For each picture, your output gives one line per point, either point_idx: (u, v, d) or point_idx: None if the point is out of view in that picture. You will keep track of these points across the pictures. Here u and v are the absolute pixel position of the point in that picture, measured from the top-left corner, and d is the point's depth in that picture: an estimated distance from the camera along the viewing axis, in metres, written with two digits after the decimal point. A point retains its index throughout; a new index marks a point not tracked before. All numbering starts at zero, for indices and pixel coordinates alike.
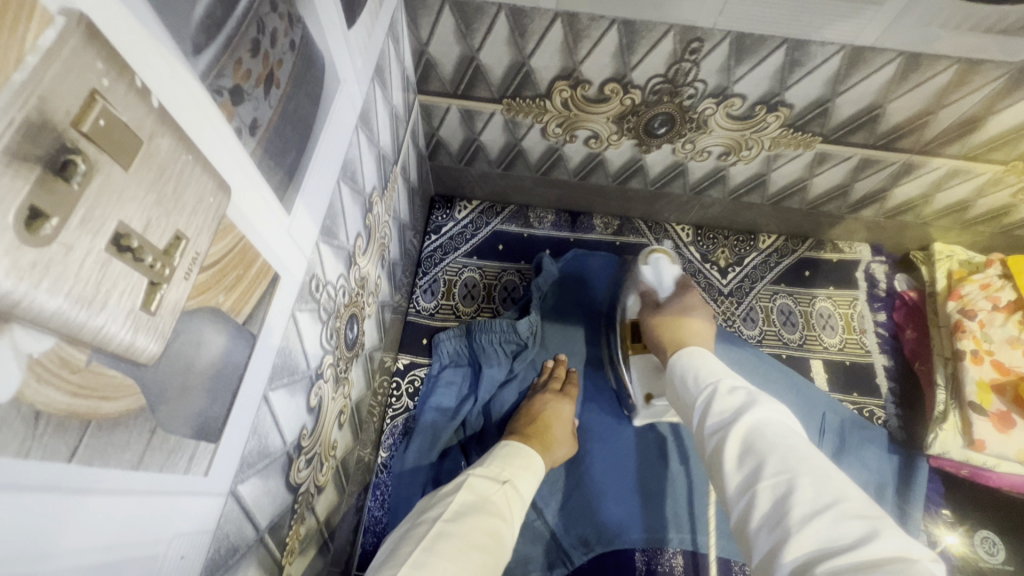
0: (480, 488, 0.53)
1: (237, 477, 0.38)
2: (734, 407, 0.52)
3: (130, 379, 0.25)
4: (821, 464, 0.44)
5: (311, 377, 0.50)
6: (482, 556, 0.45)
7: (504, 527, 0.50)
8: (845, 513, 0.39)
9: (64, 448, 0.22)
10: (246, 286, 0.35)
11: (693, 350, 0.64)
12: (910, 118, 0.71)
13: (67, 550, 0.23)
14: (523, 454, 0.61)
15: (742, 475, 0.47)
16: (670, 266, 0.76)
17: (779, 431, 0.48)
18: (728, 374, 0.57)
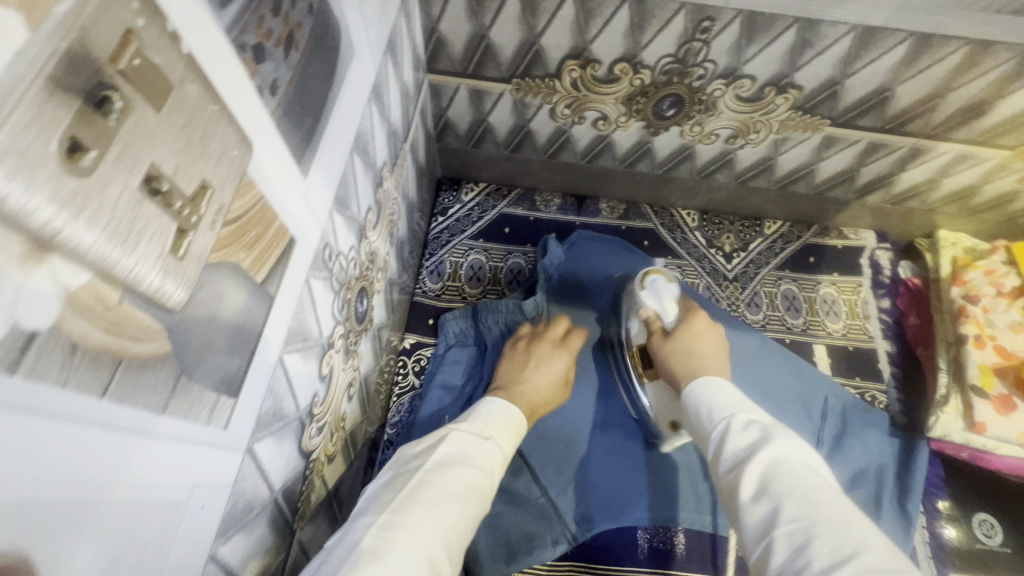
0: (462, 442, 0.53)
1: (253, 436, 0.39)
2: (749, 444, 0.49)
3: (158, 323, 0.26)
4: (844, 510, 0.41)
5: (323, 345, 0.50)
6: (459, 506, 0.46)
7: (486, 480, 0.51)
8: (867, 566, 0.36)
9: (97, 383, 0.23)
10: (264, 246, 0.36)
11: (708, 380, 0.61)
12: (919, 101, 0.71)
13: (97, 484, 0.24)
14: (512, 415, 0.61)
15: (759, 516, 0.44)
16: (666, 287, 0.78)
17: (798, 471, 0.45)
18: (744, 407, 0.55)
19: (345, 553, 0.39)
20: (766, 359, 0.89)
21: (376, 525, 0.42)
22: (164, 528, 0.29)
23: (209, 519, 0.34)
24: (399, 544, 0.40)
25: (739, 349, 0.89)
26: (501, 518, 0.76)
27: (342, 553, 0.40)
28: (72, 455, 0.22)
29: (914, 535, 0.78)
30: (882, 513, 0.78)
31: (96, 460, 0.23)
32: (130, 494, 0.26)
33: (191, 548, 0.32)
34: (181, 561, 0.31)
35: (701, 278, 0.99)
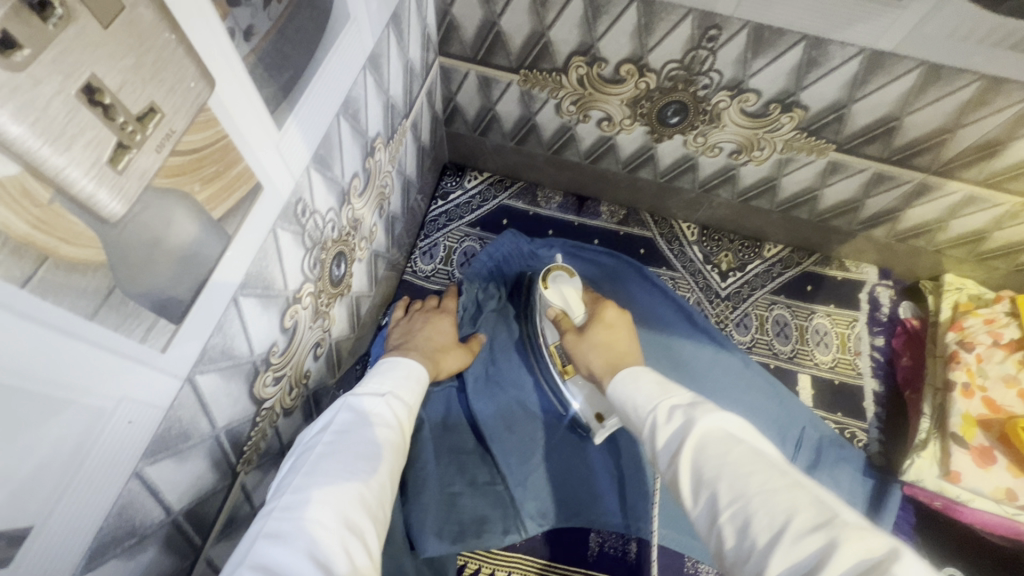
0: (361, 404, 0.58)
1: (196, 367, 0.40)
2: (677, 431, 0.51)
3: (92, 231, 0.27)
4: (772, 475, 0.43)
5: (287, 299, 0.52)
6: (368, 465, 0.51)
7: (393, 434, 0.57)
8: (800, 531, 0.38)
9: (18, 273, 0.24)
10: (225, 184, 0.37)
11: (629, 371, 0.62)
12: (928, 134, 0.69)
13: (8, 368, 0.25)
14: (414, 371, 0.68)
15: (704, 506, 0.45)
16: (568, 283, 0.79)
17: (722, 446, 0.47)
18: (663, 393, 0.56)
19: (250, 541, 0.43)
20: (749, 382, 0.87)
21: (279, 510, 0.45)
22: (84, 432, 0.31)
23: (134, 438, 0.35)
24: (304, 519, 0.44)
25: (723, 370, 0.88)
26: (458, 497, 0.75)
27: (250, 548, 0.42)
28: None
29: None
30: None
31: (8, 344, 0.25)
32: (44, 387, 0.27)
33: (109, 462, 0.34)
34: (98, 469, 0.33)
35: (692, 292, 0.98)
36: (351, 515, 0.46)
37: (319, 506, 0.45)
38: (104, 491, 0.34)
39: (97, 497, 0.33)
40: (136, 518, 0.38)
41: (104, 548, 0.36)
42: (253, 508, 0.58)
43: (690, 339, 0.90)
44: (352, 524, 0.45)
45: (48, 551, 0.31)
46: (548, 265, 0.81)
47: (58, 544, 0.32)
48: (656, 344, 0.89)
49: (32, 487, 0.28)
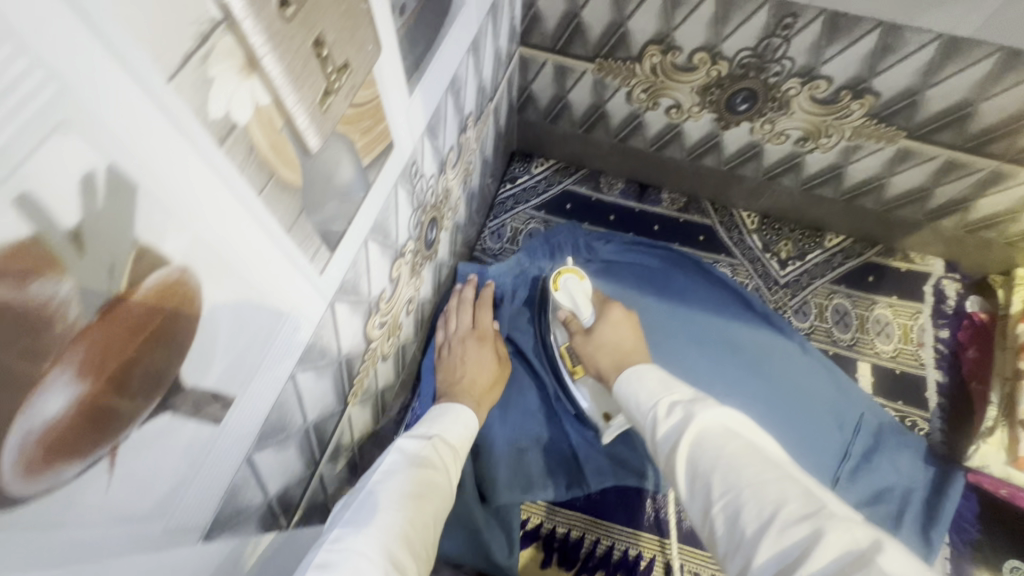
0: (409, 447, 0.56)
1: (337, 295, 0.47)
2: (674, 424, 0.53)
3: (299, 160, 0.34)
4: (764, 468, 0.46)
5: (396, 250, 0.59)
6: (414, 505, 0.49)
7: (440, 477, 0.54)
8: (788, 522, 0.41)
9: (257, 183, 0.31)
10: (373, 138, 0.44)
11: (636, 367, 0.65)
12: (1003, 121, 0.70)
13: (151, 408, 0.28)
14: (463, 417, 0.67)
15: (699, 498, 0.48)
16: (578, 285, 0.81)
17: (720, 439, 0.49)
18: (665, 389, 0.59)
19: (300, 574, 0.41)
20: (807, 366, 0.90)
21: (330, 544, 0.44)
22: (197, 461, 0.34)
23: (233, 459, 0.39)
24: (352, 552, 0.43)
25: (776, 353, 0.92)
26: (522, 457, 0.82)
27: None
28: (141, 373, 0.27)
29: (933, 561, 0.78)
30: (899, 534, 0.78)
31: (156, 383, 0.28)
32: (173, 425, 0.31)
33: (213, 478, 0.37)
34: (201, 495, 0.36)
35: (751, 279, 1.01)
36: (395, 549, 0.44)
37: (366, 539, 0.44)
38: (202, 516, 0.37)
39: (259, 407, 0.39)
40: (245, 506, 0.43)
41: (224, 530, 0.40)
42: (351, 441, 0.64)
43: (748, 322, 0.94)
44: (396, 560, 0.43)
45: (224, 449, 0.37)
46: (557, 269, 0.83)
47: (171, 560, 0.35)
48: (679, 321, 0.93)
49: (232, 373, 0.35)
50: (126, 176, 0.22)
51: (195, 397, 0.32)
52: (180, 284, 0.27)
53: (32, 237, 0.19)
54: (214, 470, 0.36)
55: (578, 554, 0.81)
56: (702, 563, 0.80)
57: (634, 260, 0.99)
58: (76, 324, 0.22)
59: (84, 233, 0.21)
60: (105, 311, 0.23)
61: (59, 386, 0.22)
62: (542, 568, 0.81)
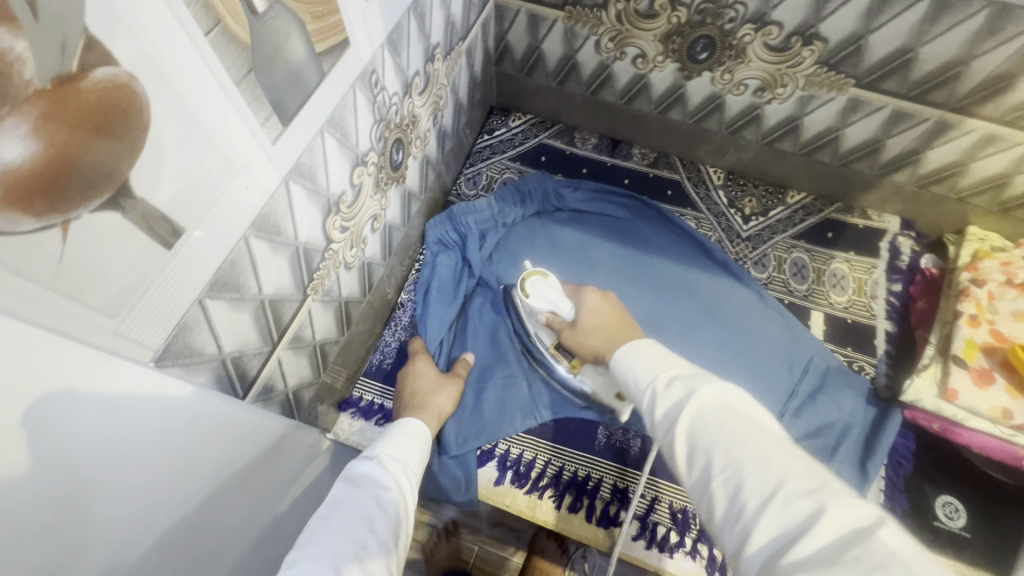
0: (355, 471, 0.55)
1: (291, 174, 0.52)
2: (675, 402, 0.49)
3: (245, 17, 0.39)
4: (767, 442, 0.43)
5: (357, 157, 0.63)
6: (362, 524, 0.48)
7: (390, 494, 0.53)
8: (790, 495, 0.38)
9: (204, 23, 0.36)
10: (326, 27, 0.49)
11: (632, 344, 0.58)
12: (942, 67, 0.74)
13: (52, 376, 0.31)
14: (412, 429, 0.65)
15: (697, 475, 0.45)
16: (546, 284, 0.79)
17: (719, 415, 0.46)
18: (665, 364, 0.54)
19: None
20: (761, 312, 0.94)
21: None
22: (125, 422, 0.37)
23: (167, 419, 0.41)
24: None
25: (732, 299, 0.95)
26: (483, 392, 0.88)
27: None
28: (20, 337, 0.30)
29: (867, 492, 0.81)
30: (833, 463, 0.82)
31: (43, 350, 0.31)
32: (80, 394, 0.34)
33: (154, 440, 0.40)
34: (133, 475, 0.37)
35: (714, 232, 1.04)
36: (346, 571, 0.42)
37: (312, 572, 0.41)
38: (144, 494, 0.38)
39: (211, 251, 0.45)
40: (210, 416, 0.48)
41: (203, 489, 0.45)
42: (313, 339, 0.69)
43: (708, 271, 0.97)
44: None
45: (174, 278, 0.42)
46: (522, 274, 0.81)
47: (131, 533, 0.37)
48: (641, 268, 0.98)
49: (182, 204, 0.40)
50: None
51: (144, 210, 0.37)
52: (127, 89, 0.32)
53: None
54: (162, 298, 0.41)
55: (532, 473, 0.84)
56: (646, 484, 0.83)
57: (603, 212, 1.04)
58: (29, 85, 0.27)
59: (38, 2, 0.26)
60: (55, 84, 0.28)
61: (15, 137, 0.27)
62: (495, 484, 0.83)
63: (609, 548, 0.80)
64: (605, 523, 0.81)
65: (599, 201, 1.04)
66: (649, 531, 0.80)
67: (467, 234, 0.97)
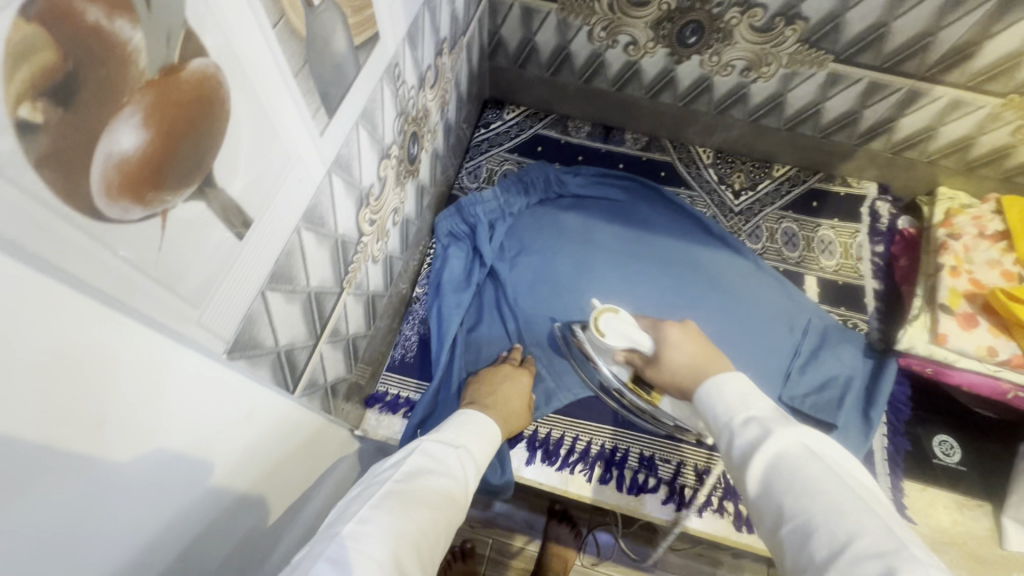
0: (433, 452, 0.60)
1: (334, 166, 0.53)
2: (748, 441, 0.51)
3: (303, 9, 0.41)
4: (846, 496, 0.44)
5: (383, 149, 0.65)
6: (429, 513, 0.52)
7: (457, 490, 0.57)
8: (860, 554, 0.39)
9: (272, 15, 0.37)
10: (363, 21, 0.50)
11: (714, 380, 0.60)
12: (913, 39, 0.81)
13: (129, 393, 0.34)
14: (489, 430, 0.69)
15: (768, 512, 0.47)
16: (620, 322, 0.79)
17: (798, 463, 0.47)
18: (743, 403, 0.55)
19: (312, 561, 0.43)
20: (760, 280, 0.99)
21: (341, 536, 0.46)
22: (172, 453, 0.40)
23: (194, 478, 0.43)
24: (362, 555, 0.44)
25: (733, 270, 1.00)
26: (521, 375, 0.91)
27: (309, 570, 0.42)
28: (126, 363, 0.33)
29: (871, 438, 0.87)
30: (840, 416, 0.87)
31: (138, 376, 0.34)
32: (146, 425, 0.36)
33: (173, 495, 0.41)
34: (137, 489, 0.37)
35: (709, 208, 1.09)
36: (404, 559, 0.46)
37: (377, 541, 0.46)
38: (137, 510, 0.38)
39: (272, 241, 0.45)
40: (252, 408, 0.50)
41: (197, 540, 0.46)
42: (347, 333, 0.70)
43: (706, 245, 1.02)
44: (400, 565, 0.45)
45: (244, 269, 0.43)
46: (593, 313, 0.81)
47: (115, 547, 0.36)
48: (643, 246, 1.02)
49: (251, 194, 0.40)
50: None
51: (223, 201, 0.38)
52: (214, 80, 0.33)
53: None
54: (233, 292, 0.42)
55: (561, 450, 0.87)
56: (670, 451, 0.87)
57: (603, 197, 1.07)
58: (143, 75, 0.28)
59: None
60: (162, 75, 0.29)
61: (129, 126, 0.28)
62: (526, 464, 0.86)
63: (639, 513, 0.83)
64: (636, 490, 0.84)
65: (599, 184, 1.08)
66: (677, 494, 0.84)
67: (476, 224, 0.99)
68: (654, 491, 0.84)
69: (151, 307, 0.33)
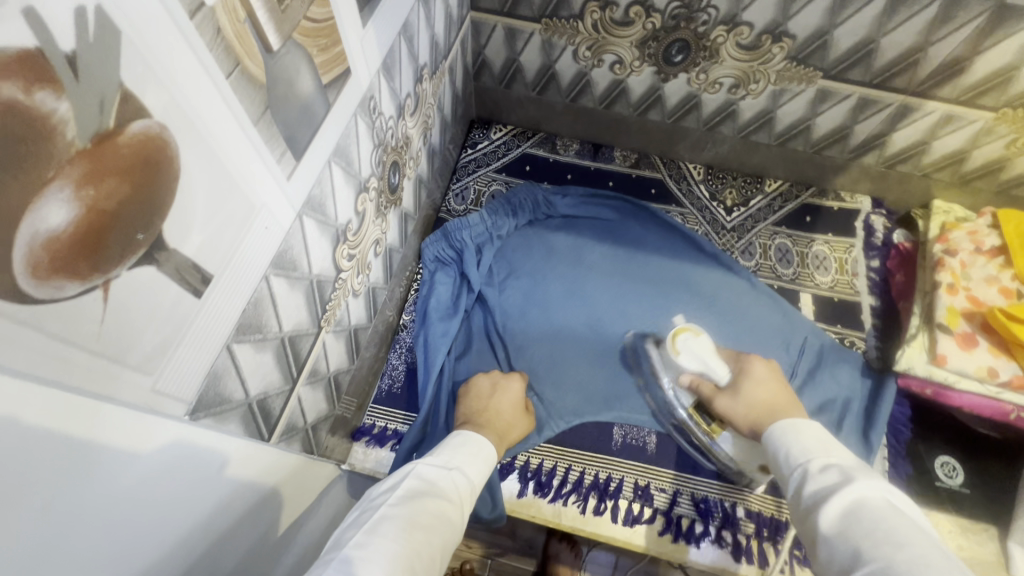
0: (427, 474, 0.57)
1: (305, 208, 0.51)
2: (828, 485, 0.48)
3: (261, 55, 0.39)
4: (931, 552, 0.39)
5: (360, 183, 0.63)
6: (423, 534, 0.49)
7: (452, 511, 0.54)
8: None
9: (226, 65, 0.35)
10: (331, 58, 0.48)
11: (789, 420, 0.58)
12: (904, 54, 0.79)
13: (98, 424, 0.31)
14: (485, 450, 0.65)
15: (841, 554, 0.43)
16: (698, 343, 0.77)
17: (880, 513, 0.43)
18: (823, 447, 0.53)
19: None
20: (754, 300, 0.97)
21: (340, 559, 0.43)
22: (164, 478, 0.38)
23: (189, 502, 0.40)
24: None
25: (726, 289, 0.98)
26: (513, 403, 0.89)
27: None
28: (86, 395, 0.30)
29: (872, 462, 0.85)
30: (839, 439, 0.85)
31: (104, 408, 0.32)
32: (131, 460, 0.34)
33: (168, 522, 0.38)
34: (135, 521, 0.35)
35: (700, 225, 1.07)
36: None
37: (373, 565, 0.43)
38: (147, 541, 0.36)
39: (237, 293, 0.43)
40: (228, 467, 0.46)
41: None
42: (327, 371, 0.68)
43: (699, 263, 1.00)
44: None
45: (206, 326, 0.40)
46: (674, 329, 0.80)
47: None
48: (636, 266, 1.01)
49: (209, 251, 0.38)
50: (112, 21, 0.26)
51: (177, 262, 0.36)
52: (160, 140, 0.31)
53: (37, 49, 0.23)
54: (195, 350, 0.40)
55: (553, 481, 0.84)
56: (665, 480, 0.84)
57: (593, 216, 1.06)
58: (72, 146, 0.26)
59: (78, 60, 0.25)
60: (96, 142, 0.28)
61: (59, 201, 0.26)
62: (519, 496, 0.83)
63: (635, 546, 0.80)
64: (631, 521, 0.81)
65: (588, 204, 1.06)
66: (674, 525, 0.81)
67: (463, 248, 0.98)
68: (650, 522, 0.81)
69: (93, 376, 0.31)
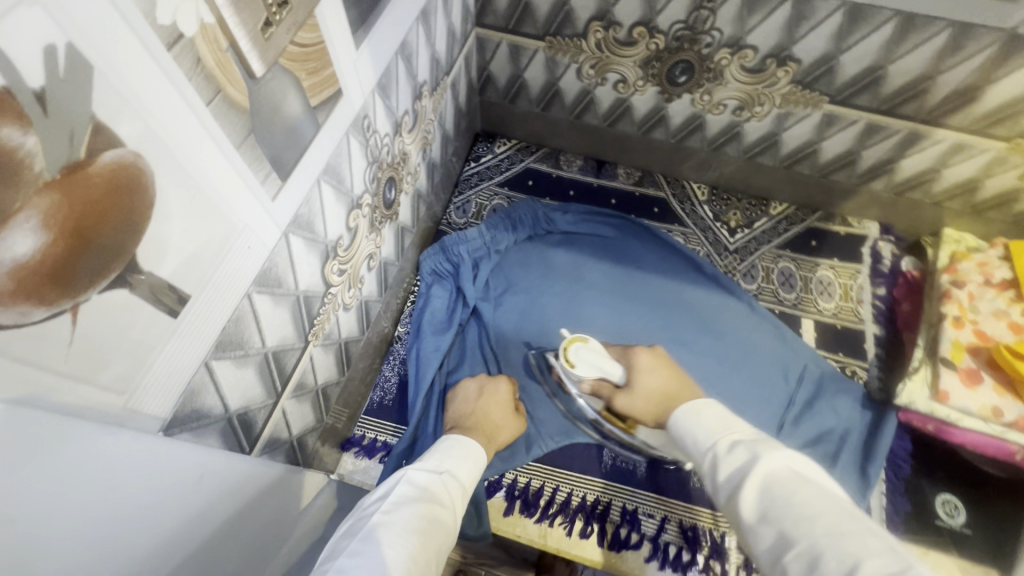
0: (420, 479, 0.56)
1: (291, 227, 0.52)
2: (737, 468, 0.47)
3: (245, 82, 0.39)
4: (841, 516, 0.40)
5: (352, 200, 0.63)
6: (419, 539, 0.48)
7: (445, 513, 0.53)
8: None
9: (206, 93, 0.36)
10: (321, 81, 0.49)
11: (689, 404, 0.58)
12: (912, 82, 0.77)
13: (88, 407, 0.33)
14: (473, 451, 0.66)
15: (766, 541, 0.42)
16: (593, 351, 0.78)
17: (790, 486, 0.43)
18: (724, 426, 0.53)
19: None
20: (754, 324, 0.95)
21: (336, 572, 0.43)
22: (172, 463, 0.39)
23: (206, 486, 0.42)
24: None
25: (724, 313, 0.96)
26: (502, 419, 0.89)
27: None
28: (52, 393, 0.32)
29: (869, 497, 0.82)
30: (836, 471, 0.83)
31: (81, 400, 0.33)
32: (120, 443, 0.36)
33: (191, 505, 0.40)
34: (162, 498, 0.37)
35: (702, 246, 1.05)
36: None
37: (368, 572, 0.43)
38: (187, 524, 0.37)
39: (216, 313, 0.44)
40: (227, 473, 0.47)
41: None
42: (315, 385, 0.68)
43: (699, 284, 0.99)
44: None
45: (182, 345, 0.41)
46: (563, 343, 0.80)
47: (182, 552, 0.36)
48: (636, 285, 0.99)
49: (186, 272, 0.39)
50: (82, 55, 0.27)
51: (151, 284, 0.36)
52: (133, 167, 0.32)
53: (4, 88, 0.24)
54: (171, 368, 0.41)
55: (540, 501, 0.84)
56: (654, 505, 0.83)
57: (594, 234, 1.05)
58: (39, 178, 0.27)
59: (47, 95, 0.26)
60: (65, 172, 0.28)
61: (25, 230, 0.27)
62: (505, 515, 0.83)
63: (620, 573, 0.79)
64: (617, 546, 0.80)
65: (588, 221, 1.06)
66: (661, 552, 0.80)
67: (460, 263, 0.98)
68: (636, 548, 0.80)
69: (62, 394, 0.32)
